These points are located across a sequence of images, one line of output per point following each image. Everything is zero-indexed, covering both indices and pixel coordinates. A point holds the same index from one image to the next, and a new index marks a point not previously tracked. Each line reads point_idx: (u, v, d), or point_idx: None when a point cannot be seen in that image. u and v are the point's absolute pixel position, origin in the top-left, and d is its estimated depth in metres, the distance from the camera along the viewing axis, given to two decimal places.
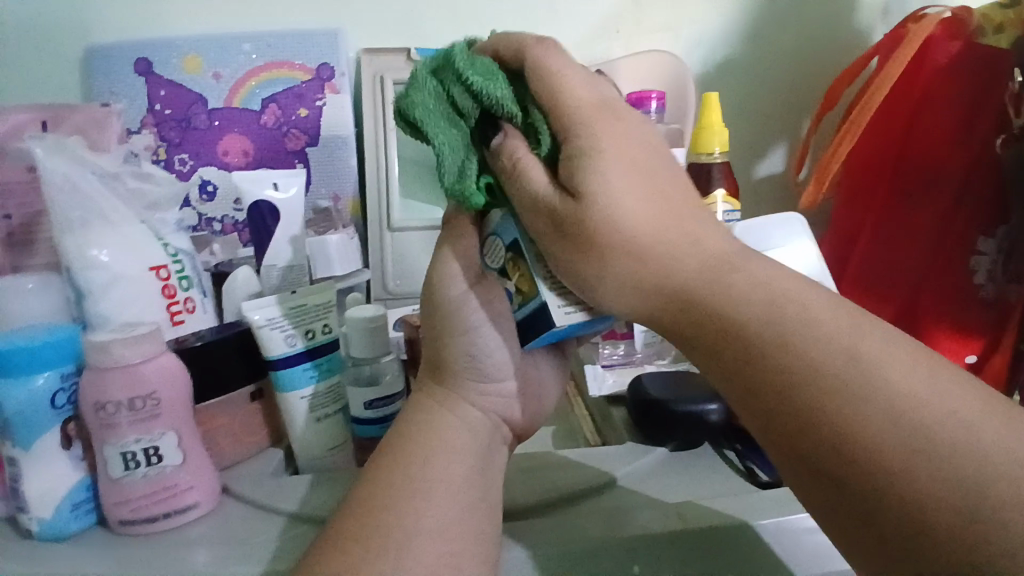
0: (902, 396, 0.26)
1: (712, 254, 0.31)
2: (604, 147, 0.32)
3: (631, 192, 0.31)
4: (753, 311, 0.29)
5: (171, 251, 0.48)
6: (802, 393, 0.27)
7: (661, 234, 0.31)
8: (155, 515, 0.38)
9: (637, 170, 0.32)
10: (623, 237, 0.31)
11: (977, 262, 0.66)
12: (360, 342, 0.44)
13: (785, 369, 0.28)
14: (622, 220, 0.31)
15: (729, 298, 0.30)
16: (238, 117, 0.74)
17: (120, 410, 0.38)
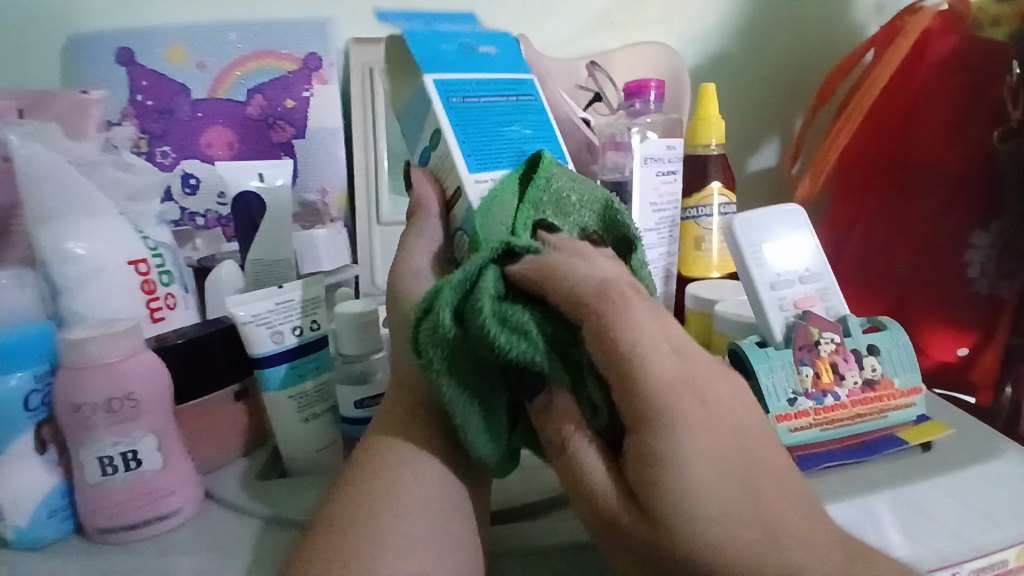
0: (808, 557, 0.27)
1: (787, 516, 0.28)
2: (692, 431, 0.28)
3: (712, 494, 0.27)
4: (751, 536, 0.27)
5: (151, 244, 0.46)
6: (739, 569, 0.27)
7: (741, 527, 0.27)
8: (134, 522, 0.36)
9: (713, 450, 0.27)
10: (688, 519, 0.27)
11: (971, 255, 0.66)
12: (349, 338, 0.42)
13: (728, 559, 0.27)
14: (708, 543, 0.27)
15: (785, 560, 0.27)
16: (223, 109, 0.72)
17: (96, 412, 0.36)
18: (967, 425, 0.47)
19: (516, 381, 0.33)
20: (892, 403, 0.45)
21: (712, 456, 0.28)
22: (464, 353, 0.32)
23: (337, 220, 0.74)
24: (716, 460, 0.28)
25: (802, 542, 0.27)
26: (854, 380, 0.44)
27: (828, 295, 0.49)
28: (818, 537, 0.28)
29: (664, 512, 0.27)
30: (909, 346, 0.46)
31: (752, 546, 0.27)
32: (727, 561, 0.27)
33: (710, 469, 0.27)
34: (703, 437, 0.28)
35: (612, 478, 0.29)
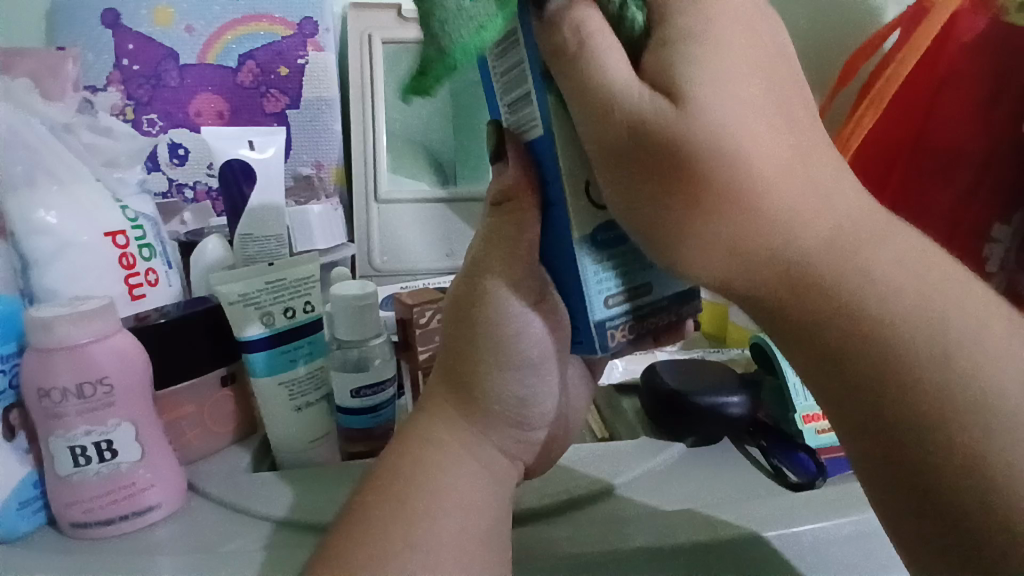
0: (793, 215, 0.25)
1: (781, 170, 0.25)
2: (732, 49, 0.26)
3: (762, 135, 0.25)
4: (796, 203, 0.25)
5: (130, 215, 0.43)
6: (707, 154, 0.24)
7: (755, 131, 0.25)
8: (112, 517, 0.34)
9: (740, 82, 0.25)
10: (726, 155, 0.24)
11: (990, 250, 0.63)
12: (345, 323, 0.39)
13: (710, 161, 0.25)
14: (748, 163, 0.24)
15: (785, 192, 0.25)
16: (212, 75, 0.67)
17: (67, 398, 0.33)
18: None
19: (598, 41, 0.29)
20: None
21: (734, 87, 0.25)
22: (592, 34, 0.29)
23: (332, 195, 0.70)
24: (765, 131, 0.25)
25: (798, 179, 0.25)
26: None
27: None
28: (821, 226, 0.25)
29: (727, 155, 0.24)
30: None
31: (765, 220, 0.25)
32: (760, 139, 0.25)
33: (724, 101, 0.24)
34: (748, 107, 0.25)
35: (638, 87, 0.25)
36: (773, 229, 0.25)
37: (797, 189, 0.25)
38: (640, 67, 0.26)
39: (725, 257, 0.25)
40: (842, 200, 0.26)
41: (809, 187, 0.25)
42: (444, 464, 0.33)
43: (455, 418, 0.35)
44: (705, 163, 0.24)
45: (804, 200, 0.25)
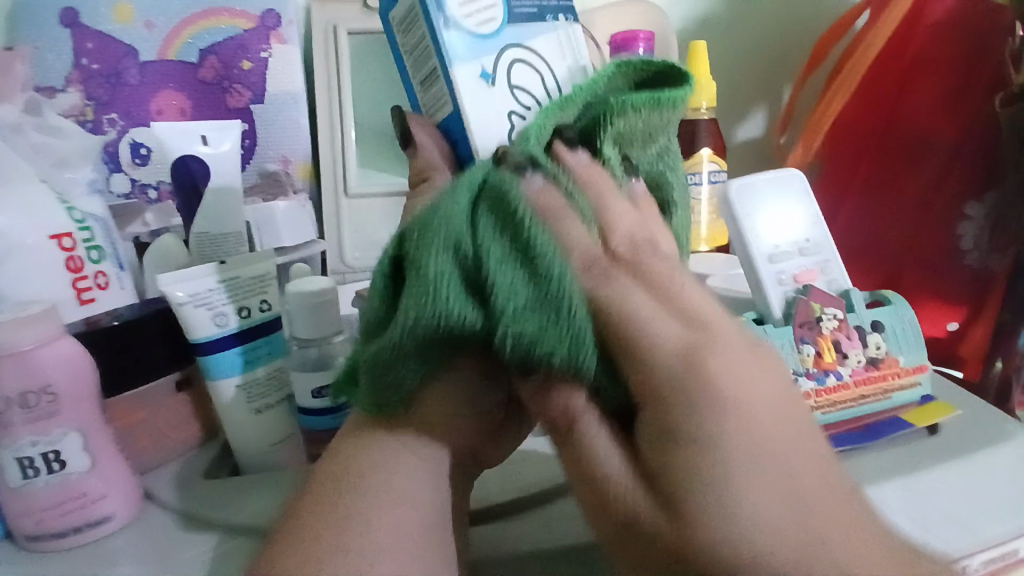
0: (748, 490, 0.20)
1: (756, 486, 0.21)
2: (729, 387, 0.22)
3: (768, 432, 0.22)
4: (754, 510, 0.20)
5: (77, 215, 0.41)
6: (684, 409, 0.22)
7: (744, 403, 0.22)
8: (63, 529, 0.32)
9: (713, 419, 0.22)
10: (701, 423, 0.22)
11: (964, 228, 0.63)
12: (304, 322, 0.38)
13: (688, 457, 0.21)
14: (723, 441, 0.21)
15: (765, 474, 0.21)
16: (173, 71, 0.65)
17: (9, 407, 0.31)
18: (976, 404, 0.44)
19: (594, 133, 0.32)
20: (897, 383, 0.42)
21: (739, 378, 0.23)
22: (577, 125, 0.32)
23: (300, 191, 0.69)
24: (762, 498, 0.21)
25: (767, 488, 0.21)
26: (859, 359, 0.41)
27: (829, 267, 0.46)
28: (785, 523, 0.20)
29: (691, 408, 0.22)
30: (916, 324, 0.44)
31: (740, 490, 0.21)
32: (749, 430, 0.22)
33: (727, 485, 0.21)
34: (734, 406, 0.22)
35: (629, 469, 0.23)
36: (734, 567, 0.20)
37: (767, 464, 0.21)
38: (585, 374, 0.25)
39: (668, 558, 0.21)
40: (805, 464, 0.22)
41: (779, 499, 0.20)
42: (376, 464, 0.29)
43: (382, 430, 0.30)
44: (689, 508, 0.21)
45: (778, 479, 0.21)
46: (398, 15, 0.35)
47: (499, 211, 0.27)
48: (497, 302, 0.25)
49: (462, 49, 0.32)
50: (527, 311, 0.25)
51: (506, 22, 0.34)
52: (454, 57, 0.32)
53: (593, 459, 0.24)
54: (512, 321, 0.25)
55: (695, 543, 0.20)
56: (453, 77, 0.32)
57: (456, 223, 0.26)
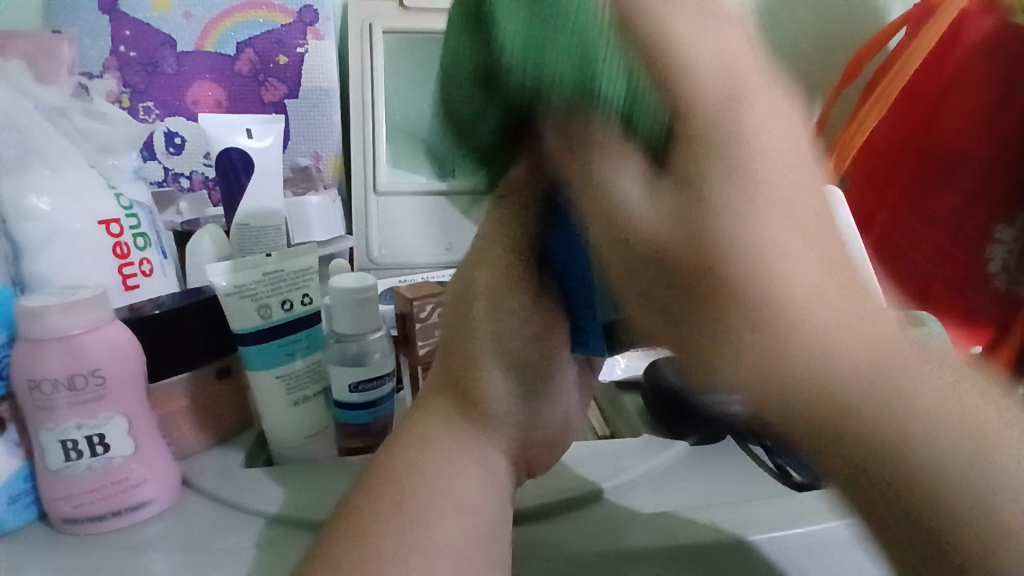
0: (849, 360, 0.19)
1: (849, 361, 0.19)
2: (748, 126, 0.19)
3: (802, 266, 0.19)
4: (824, 324, 0.19)
5: (125, 202, 0.42)
6: (728, 206, 0.18)
7: (788, 234, 0.19)
8: (102, 512, 0.33)
9: (776, 208, 0.19)
10: (747, 245, 0.18)
11: (993, 251, 0.63)
12: (345, 316, 0.38)
13: (736, 283, 0.18)
14: (787, 283, 0.19)
15: (844, 360, 0.19)
16: (210, 63, 0.66)
17: (57, 390, 0.32)
18: None
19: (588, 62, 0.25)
20: None
21: (784, 204, 0.19)
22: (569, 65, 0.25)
23: (331, 187, 0.69)
24: (828, 310, 0.19)
25: (830, 307, 0.19)
26: None
27: None
28: (853, 359, 0.19)
29: (749, 228, 0.18)
30: None
31: (811, 339, 0.19)
32: (812, 296, 0.19)
33: (773, 243, 0.18)
34: (789, 223, 0.19)
35: (650, 199, 0.19)
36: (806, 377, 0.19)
37: (828, 302, 0.19)
38: (644, 145, 0.19)
39: (756, 392, 0.19)
40: (858, 302, 0.19)
41: (839, 313, 0.19)
42: (436, 464, 0.32)
43: (462, 423, 0.34)
44: (756, 306, 0.19)
45: (830, 305, 0.19)
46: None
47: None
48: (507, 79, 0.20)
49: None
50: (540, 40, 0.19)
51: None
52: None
53: (610, 179, 0.20)
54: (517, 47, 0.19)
55: (750, 353, 0.19)
56: None
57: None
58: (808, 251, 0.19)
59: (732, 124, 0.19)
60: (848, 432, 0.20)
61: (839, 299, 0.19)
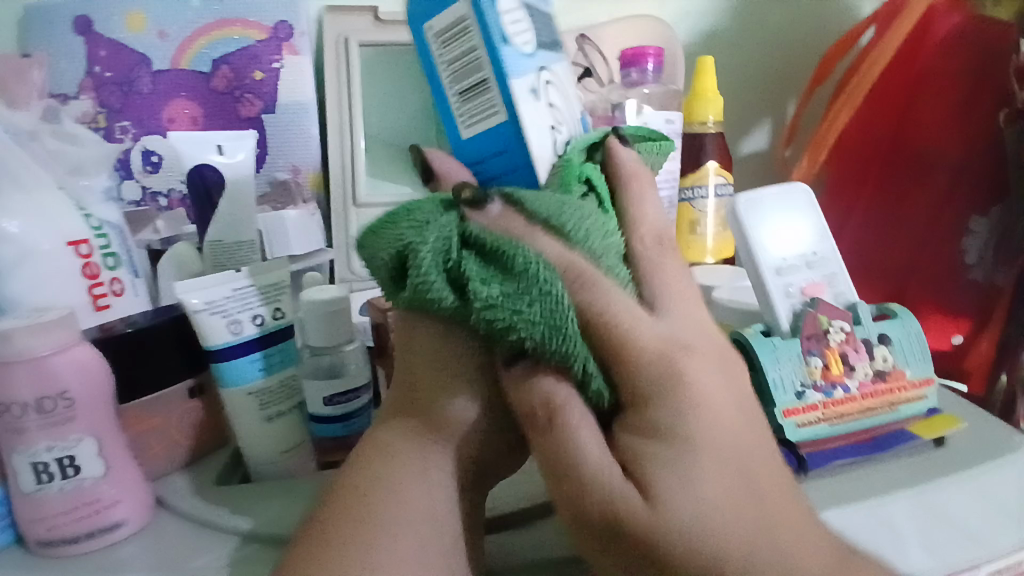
0: (777, 559, 0.26)
1: (726, 473, 0.27)
2: (692, 364, 0.29)
3: (732, 436, 0.28)
4: (722, 517, 0.26)
5: (94, 223, 0.41)
6: (666, 415, 0.27)
7: (714, 435, 0.27)
8: (76, 535, 0.32)
9: (697, 391, 0.28)
10: (682, 439, 0.27)
11: (968, 242, 0.64)
12: (316, 329, 0.38)
13: (664, 415, 0.27)
14: (698, 477, 0.26)
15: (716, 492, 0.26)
16: (186, 81, 0.66)
17: (26, 412, 0.31)
18: (982, 419, 0.44)
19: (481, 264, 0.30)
20: (903, 396, 0.42)
21: (704, 365, 0.29)
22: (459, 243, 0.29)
23: (310, 201, 0.69)
24: (721, 435, 0.27)
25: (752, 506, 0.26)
26: (865, 372, 0.42)
27: (836, 280, 0.46)
28: (731, 494, 0.26)
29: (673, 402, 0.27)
30: (921, 337, 0.44)
31: (707, 464, 0.26)
32: (718, 444, 0.27)
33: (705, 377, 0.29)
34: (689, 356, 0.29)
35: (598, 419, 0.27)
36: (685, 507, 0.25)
37: (728, 462, 0.27)
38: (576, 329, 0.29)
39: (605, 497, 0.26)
40: (739, 434, 0.28)
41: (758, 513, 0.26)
42: (408, 481, 0.31)
43: (424, 442, 0.32)
44: (683, 454, 0.26)
45: (725, 444, 0.27)
46: (438, 27, 0.32)
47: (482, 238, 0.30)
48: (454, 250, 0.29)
49: (517, 66, 0.32)
50: (536, 260, 0.29)
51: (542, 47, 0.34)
52: (515, 71, 0.31)
53: (572, 454, 0.27)
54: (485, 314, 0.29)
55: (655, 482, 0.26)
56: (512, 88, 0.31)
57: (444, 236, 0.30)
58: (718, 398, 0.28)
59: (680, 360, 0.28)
60: (691, 539, 0.25)
61: (737, 423, 0.29)
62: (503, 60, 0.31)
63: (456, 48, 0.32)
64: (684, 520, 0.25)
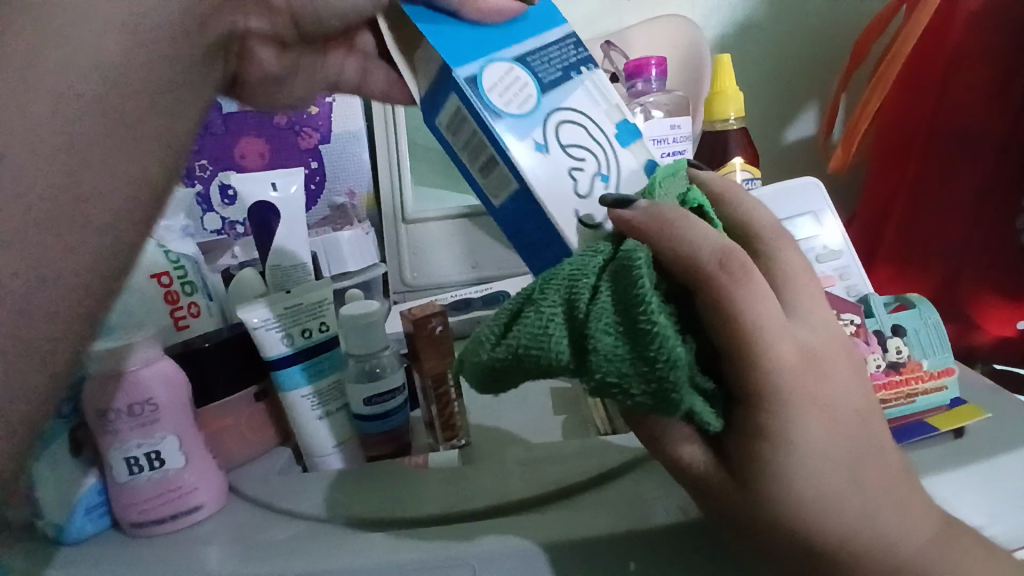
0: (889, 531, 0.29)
1: (841, 465, 0.29)
2: (814, 380, 0.28)
3: (840, 441, 0.29)
4: (833, 505, 0.29)
5: (173, 257, 0.49)
6: (772, 436, 0.28)
7: (830, 436, 0.29)
8: (163, 516, 0.39)
9: (820, 404, 0.28)
10: (794, 458, 0.28)
11: (1022, 221, 0.60)
12: (355, 339, 0.43)
13: (782, 433, 0.28)
14: (812, 480, 0.28)
15: (833, 489, 0.29)
16: (253, 120, 0.74)
17: (120, 416, 0.39)
18: (1010, 407, 0.44)
19: (624, 352, 0.27)
20: (922, 386, 0.43)
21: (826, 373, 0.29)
22: (594, 335, 0.27)
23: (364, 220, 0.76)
24: (833, 446, 0.29)
25: (885, 496, 0.30)
26: (877, 364, 0.42)
27: (849, 273, 0.47)
28: (850, 488, 0.29)
29: (796, 421, 0.28)
30: (940, 327, 0.44)
31: (820, 475, 0.28)
32: (829, 441, 0.29)
33: (826, 389, 0.29)
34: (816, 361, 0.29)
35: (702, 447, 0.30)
36: (798, 494, 0.28)
37: (839, 458, 0.29)
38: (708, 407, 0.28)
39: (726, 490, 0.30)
40: (855, 434, 0.30)
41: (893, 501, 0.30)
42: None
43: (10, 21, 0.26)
44: (799, 467, 0.28)
45: (836, 447, 0.29)
46: (445, 121, 0.38)
47: (621, 282, 0.28)
48: (596, 336, 0.27)
49: (514, 131, 0.35)
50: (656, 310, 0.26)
51: (541, 93, 0.36)
52: (509, 142, 0.35)
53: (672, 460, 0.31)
54: (613, 376, 0.27)
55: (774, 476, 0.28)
56: (513, 160, 0.35)
57: (581, 289, 0.28)
58: (833, 401, 0.29)
59: (812, 363, 0.29)
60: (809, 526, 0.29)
61: (856, 416, 0.30)
62: (498, 136, 0.35)
63: (465, 131, 0.37)
64: (805, 514, 0.28)
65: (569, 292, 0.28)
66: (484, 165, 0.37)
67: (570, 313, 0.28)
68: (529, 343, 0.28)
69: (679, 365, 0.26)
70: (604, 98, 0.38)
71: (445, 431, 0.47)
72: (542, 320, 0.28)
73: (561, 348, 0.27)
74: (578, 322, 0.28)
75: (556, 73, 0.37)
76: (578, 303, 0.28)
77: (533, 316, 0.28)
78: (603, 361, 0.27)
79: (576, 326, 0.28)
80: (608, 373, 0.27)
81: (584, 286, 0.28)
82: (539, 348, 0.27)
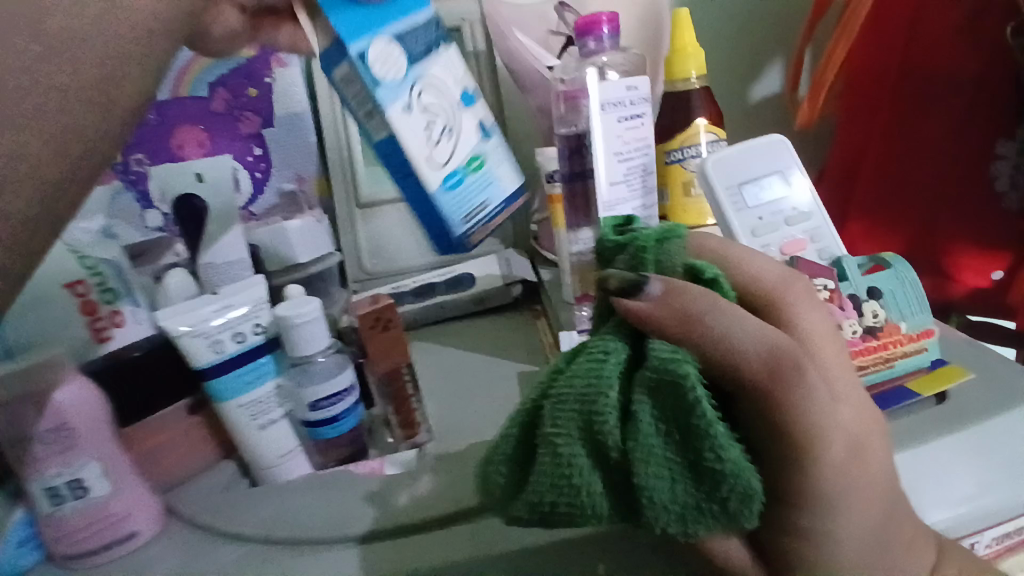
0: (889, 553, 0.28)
1: (858, 504, 0.26)
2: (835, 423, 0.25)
3: (858, 480, 0.26)
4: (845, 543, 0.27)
5: (91, 263, 0.45)
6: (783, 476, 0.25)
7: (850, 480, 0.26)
8: (93, 549, 0.36)
9: (834, 447, 0.26)
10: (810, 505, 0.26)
11: (996, 168, 0.57)
12: (292, 341, 0.40)
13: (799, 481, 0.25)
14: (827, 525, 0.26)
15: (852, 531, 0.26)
16: (190, 107, 0.66)
17: (33, 443, 0.35)
18: (993, 366, 0.42)
19: (670, 475, 0.23)
20: (900, 349, 0.40)
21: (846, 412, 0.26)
22: (637, 464, 0.23)
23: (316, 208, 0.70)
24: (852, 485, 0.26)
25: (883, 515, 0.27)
26: (854, 329, 0.39)
27: (821, 235, 0.44)
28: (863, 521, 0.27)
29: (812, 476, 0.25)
30: (917, 285, 0.42)
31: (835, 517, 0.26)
32: (849, 486, 0.26)
33: (844, 427, 0.26)
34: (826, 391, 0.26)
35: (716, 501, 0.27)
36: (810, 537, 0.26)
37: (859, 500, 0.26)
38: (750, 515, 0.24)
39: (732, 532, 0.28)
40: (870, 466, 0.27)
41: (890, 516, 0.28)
42: None
43: None
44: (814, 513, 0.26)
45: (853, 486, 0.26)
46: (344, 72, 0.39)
47: (657, 394, 0.24)
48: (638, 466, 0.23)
49: (390, 90, 0.38)
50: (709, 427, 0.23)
51: (412, 63, 0.39)
52: (386, 100, 0.38)
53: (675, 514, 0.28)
54: (673, 522, 0.23)
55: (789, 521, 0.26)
56: (390, 119, 0.39)
57: (602, 410, 0.24)
58: (851, 436, 0.26)
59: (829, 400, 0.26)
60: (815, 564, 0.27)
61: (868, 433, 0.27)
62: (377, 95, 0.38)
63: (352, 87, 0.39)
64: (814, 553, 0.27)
65: (588, 413, 0.24)
66: (366, 115, 0.40)
67: (595, 442, 0.24)
68: (557, 492, 0.24)
69: (740, 478, 0.22)
70: (457, 68, 0.43)
71: (404, 429, 0.44)
72: (567, 453, 0.24)
73: (595, 483, 0.24)
74: (609, 453, 0.24)
75: (421, 39, 0.40)
76: (605, 426, 0.24)
77: (553, 449, 0.24)
78: (645, 491, 0.23)
79: (606, 452, 0.24)
80: (658, 506, 0.23)
81: (607, 404, 0.24)
82: (571, 495, 0.24)
